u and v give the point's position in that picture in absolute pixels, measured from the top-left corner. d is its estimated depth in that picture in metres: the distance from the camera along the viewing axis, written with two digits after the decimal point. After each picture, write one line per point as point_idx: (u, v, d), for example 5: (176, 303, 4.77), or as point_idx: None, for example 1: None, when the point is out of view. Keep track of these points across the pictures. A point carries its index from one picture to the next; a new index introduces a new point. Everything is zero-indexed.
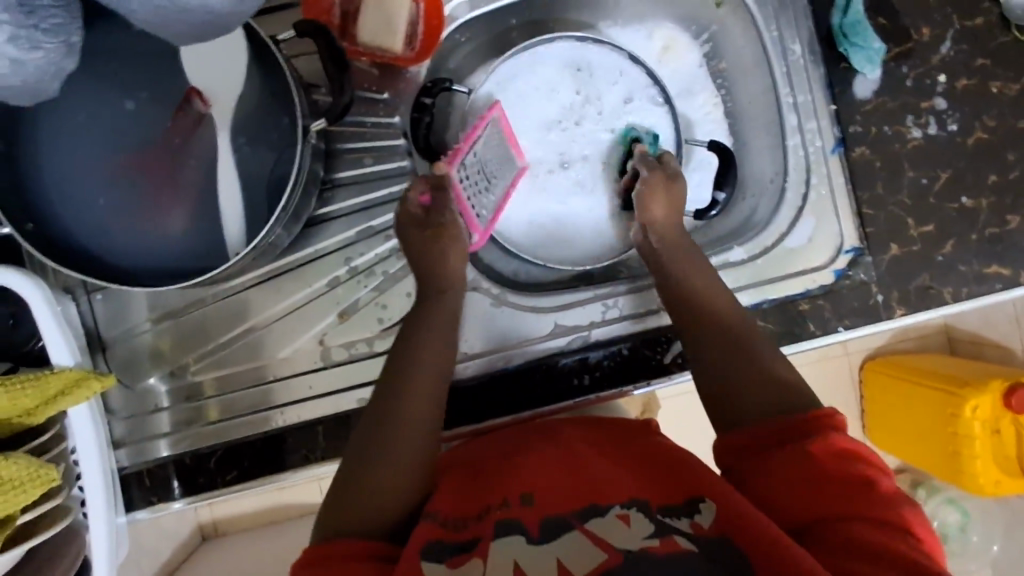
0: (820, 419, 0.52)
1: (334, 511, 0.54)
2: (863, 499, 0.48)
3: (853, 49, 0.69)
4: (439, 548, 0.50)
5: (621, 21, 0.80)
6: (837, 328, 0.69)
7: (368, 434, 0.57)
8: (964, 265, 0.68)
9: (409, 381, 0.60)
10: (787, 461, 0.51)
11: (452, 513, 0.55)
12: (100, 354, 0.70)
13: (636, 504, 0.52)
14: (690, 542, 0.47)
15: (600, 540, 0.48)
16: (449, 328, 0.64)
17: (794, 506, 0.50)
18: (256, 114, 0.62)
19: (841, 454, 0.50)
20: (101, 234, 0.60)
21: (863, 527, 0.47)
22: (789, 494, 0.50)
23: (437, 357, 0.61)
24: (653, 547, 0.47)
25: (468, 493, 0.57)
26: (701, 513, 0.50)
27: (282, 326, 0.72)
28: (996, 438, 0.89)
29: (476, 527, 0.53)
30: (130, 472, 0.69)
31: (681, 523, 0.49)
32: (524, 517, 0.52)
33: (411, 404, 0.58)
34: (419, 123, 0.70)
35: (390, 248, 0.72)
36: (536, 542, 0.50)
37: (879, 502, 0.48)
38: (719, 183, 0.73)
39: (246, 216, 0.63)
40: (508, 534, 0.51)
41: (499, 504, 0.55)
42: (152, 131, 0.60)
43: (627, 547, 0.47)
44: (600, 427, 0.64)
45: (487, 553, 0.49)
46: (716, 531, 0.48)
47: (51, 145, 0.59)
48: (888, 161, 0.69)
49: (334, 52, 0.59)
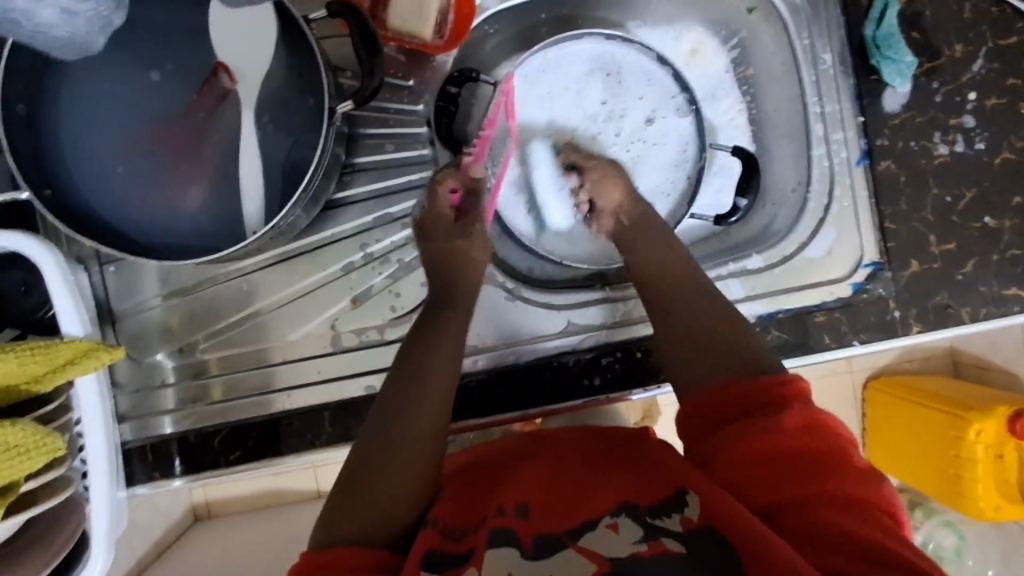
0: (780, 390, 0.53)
1: (337, 517, 0.53)
2: (830, 474, 0.47)
3: (886, 61, 0.68)
4: (435, 558, 0.49)
5: (649, 22, 0.79)
6: (852, 341, 0.68)
7: (371, 438, 0.57)
8: (985, 285, 0.68)
9: (400, 380, 0.60)
10: (756, 438, 0.51)
11: (452, 521, 0.54)
12: (110, 326, 0.70)
13: (624, 509, 0.51)
14: (678, 543, 0.46)
15: (589, 551, 0.48)
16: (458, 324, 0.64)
17: (771, 490, 0.48)
18: (281, 92, 0.61)
19: (801, 427, 0.50)
20: (120, 204, 0.60)
21: (831, 499, 0.46)
22: (762, 476, 0.49)
23: (441, 354, 0.61)
24: (642, 551, 0.46)
25: (467, 505, 0.57)
26: (689, 507, 0.49)
27: (292, 309, 0.71)
28: (999, 464, 0.87)
29: (472, 537, 0.51)
30: (132, 447, 0.68)
31: (669, 521, 0.48)
32: (517, 527, 0.51)
33: (415, 403, 0.58)
34: (444, 113, 0.69)
35: (406, 237, 0.72)
36: (530, 555, 0.48)
37: (846, 476, 0.47)
38: (742, 190, 0.73)
39: (264, 196, 0.62)
40: (500, 544, 0.49)
41: (496, 513, 0.53)
42: (178, 103, 0.60)
43: (617, 555, 0.47)
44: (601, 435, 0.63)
45: (482, 561, 0.48)
46: (703, 522, 0.47)
47: (77, 114, 0.59)
48: (914, 176, 0.69)
49: (366, 35, 0.58)
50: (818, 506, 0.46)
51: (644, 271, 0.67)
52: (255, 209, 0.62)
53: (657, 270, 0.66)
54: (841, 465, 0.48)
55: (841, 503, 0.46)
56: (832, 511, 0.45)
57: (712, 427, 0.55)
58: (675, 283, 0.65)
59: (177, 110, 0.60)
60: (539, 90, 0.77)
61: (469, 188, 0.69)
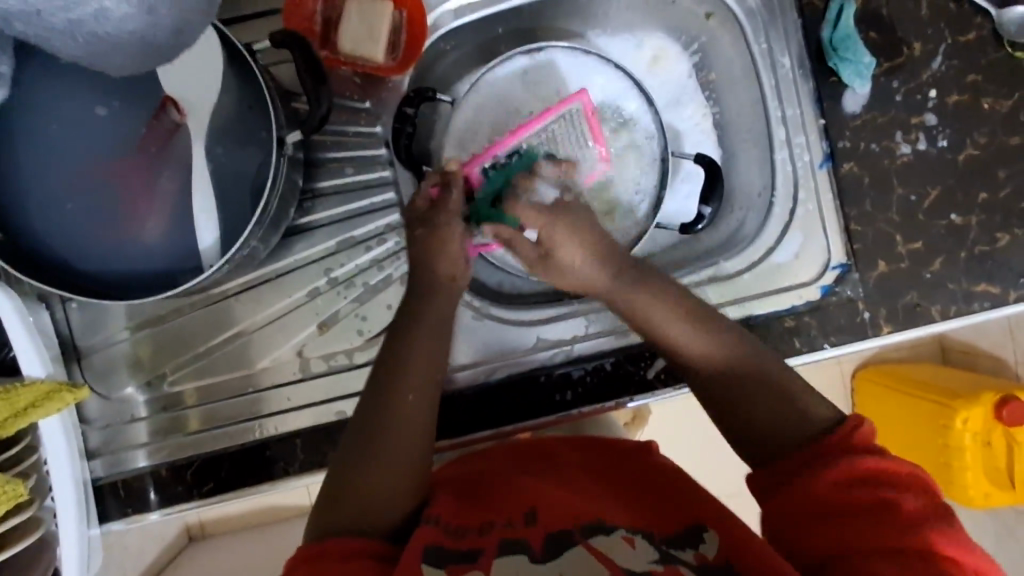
0: (850, 436, 0.52)
1: (331, 510, 0.54)
2: (887, 525, 0.47)
3: (842, 63, 0.68)
4: (438, 551, 0.50)
5: (609, 30, 0.79)
6: (824, 345, 0.68)
7: (363, 434, 0.57)
8: (953, 283, 0.67)
9: (409, 377, 0.59)
10: (808, 488, 0.50)
11: (453, 521, 0.55)
12: (76, 363, 0.69)
13: (641, 532, 0.52)
14: (693, 572, 0.47)
15: (602, 556, 0.48)
16: (429, 332, 0.61)
17: (817, 532, 0.49)
18: (234, 123, 0.61)
19: (866, 476, 0.49)
20: (73, 244, 0.59)
21: (878, 551, 0.46)
22: (815, 524, 0.49)
23: (429, 366, 0.60)
24: (655, 571, 0.47)
25: (472, 508, 0.57)
26: (706, 544, 0.50)
27: (263, 336, 0.71)
28: (987, 450, 0.90)
29: (477, 540, 0.52)
30: (104, 483, 0.68)
31: (685, 554, 0.49)
32: (529, 536, 0.51)
33: (399, 407, 0.57)
34: (401, 134, 0.69)
35: (371, 259, 0.71)
36: (540, 561, 0.49)
37: (905, 526, 0.47)
38: (705, 198, 0.73)
39: (219, 227, 0.61)
40: (511, 552, 0.50)
41: (503, 523, 0.54)
42: (126, 139, 0.59)
43: (633, 568, 0.47)
44: (608, 459, 0.64)
45: (489, 566, 0.49)
46: (720, 561, 0.48)
47: (21, 156, 0.58)
48: (877, 176, 0.68)
49: (311, 65, 0.58)
50: (869, 558, 0.46)
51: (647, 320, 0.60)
52: (211, 242, 0.61)
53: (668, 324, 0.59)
54: (902, 515, 0.47)
55: (890, 556, 0.46)
56: (881, 564, 0.45)
57: (770, 465, 0.54)
58: (704, 341, 0.59)
59: (126, 145, 0.59)
60: (485, 108, 0.76)
61: (445, 181, 0.64)
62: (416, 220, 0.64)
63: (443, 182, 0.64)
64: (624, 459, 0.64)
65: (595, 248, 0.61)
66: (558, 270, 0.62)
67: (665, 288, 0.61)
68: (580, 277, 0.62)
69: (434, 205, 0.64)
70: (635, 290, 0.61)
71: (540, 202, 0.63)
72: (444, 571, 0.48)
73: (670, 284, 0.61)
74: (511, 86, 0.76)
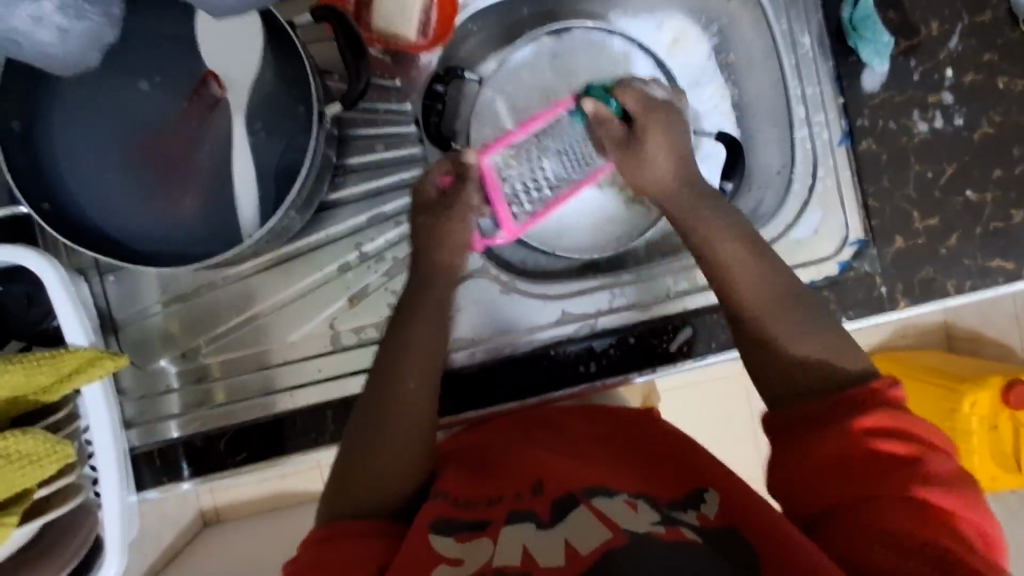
0: (863, 396, 0.52)
1: (343, 493, 0.56)
2: (898, 485, 0.47)
3: (862, 42, 0.69)
4: (448, 523, 0.52)
5: (631, 12, 0.81)
6: (842, 318, 0.70)
7: (368, 414, 0.59)
8: (968, 258, 0.69)
9: (409, 357, 0.61)
10: (820, 442, 0.51)
11: (462, 495, 0.56)
12: (112, 335, 0.71)
13: (645, 496, 0.53)
14: (696, 533, 0.47)
15: (608, 520, 0.48)
16: (431, 314, 0.64)
17: (826, 488, 0.50)
18: (271, 96, 0.62)
19: (869, 434, 0.50)
20: (115, 215, 0.61)
21: (893, 508, 0.46)
22: (826, 480, 0.50)
23: (432, 345, 0.62)
24: (659, 532, 0.47)
25: (480, 481, 0.59)
26: (705, 504, 0.52)
27: (293, 310, 0.72)
28: (994, 434, 0.92)
29: (487, 510, 0.54)
30: (140, 452, 0.70)
31: (688, 515, 0.50)
32: (534, 506, 0.53)
33: (400, 389, 0.60)
34: (431, 110, 0.73)
35: (400, 235, 0.73)
36: (546, 526, 0.50)
37: (913, 483, 0.47)
38: (727, 173, 0.76)
39: (257, 199, 0.63)
40: (518, 522, 0.51)
41: (512, 495, 0.56)
42: (168, 112, 0.61)
43: (636, 529, 0.47)
44: (612, 430, 0.65)
45: (497, 534, 0.50)
46: (721, 521, 0.50)
47: (67, 129, 0.60)
48: (895, 154, 0.70)
49: (351, 36, 0.59)
50: (886, 509, 0.46)
51: (721, 258, 0.61)
52: (250, 214, 0.63)
53: (745, 268, 0.60)
54: (909, 472, 0.48)
55: (906, 506, 0.46)
56: (893, 515, 0.46)
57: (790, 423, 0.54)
58: (753, 278, 0.60)
59: (167, 118, 0.61)
60: (512, 86, 0.78)
61: (458, 172, 0.68)
62: (423, 208, 0.67)
63: (455, 172, 0.68)
64: (626, 429, 0.65)
65: (675, 157, 0.66)
66: (637, 163, 0.66)
67: (728, 212, 0.64)
68: (658, 181, 0.65)
69: (444, 193, 0.67)
70: (701, 212, 0.64)
71: (648, 93, 0.68)
72: (455, 538, 0.51)
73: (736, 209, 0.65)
74: (533, 69, 0.78)
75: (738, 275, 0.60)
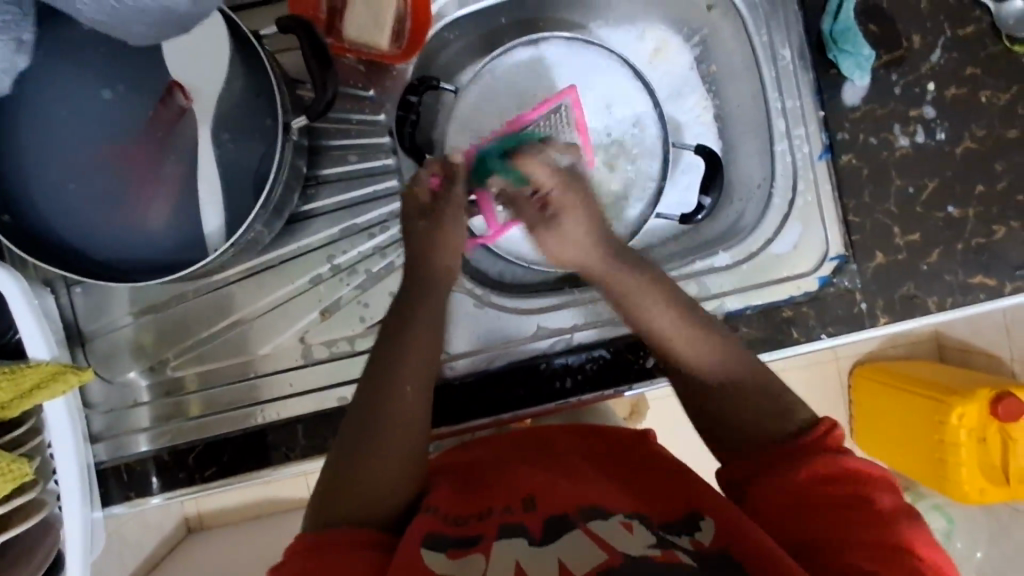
0: (821, 437, 0.53)
1: (327, 505, 0.53)
2: (864, 524, 0.47)
3: (843, 55, 0.68)
4: (438, 540, 0.50)
5: (611, 21, 0.80)
6: (821, 335, 0.68)
7: (364, 423, 0.57)
8: (950, 274, 0.68)
9: (405, 365, 0.59)
10: (783, 482, 0.51)
11: (451, 512, 0.54)
12: (80, 348, 0.69)
13: (638, 515, 0.51)
14: (690, 556, 0.45)
15: (604, 543, 0.46)
16: (428, 329, 0.62)
17: (795, 528, 0.49)
18: (238, 107, 0.61)
19: (829, 475, 0.50)
20: (76, 227, 0.59)
21: (861, 546, 0.46)
22: (786, 518, 0.50)
23: (426, 356, 0.61)
24: (653, 555, 0.44)
25: (469, 496, 0.57)
26: (701, 531, 0.49)
27: (266, 323, 0.71)
28: (982, 446, 0.90)
29: (477, 526, 0.52)
30: (107, 466, 0.68)
31: (681, 540, 0.48)
32: (525, 521, 0.51)
33: (399, 395, 0.58)
34: (404, 122, 0.71)
35: (374, 247, 0.72)
36: (537, 543, 0.48)
37: (880, 522, 0.47)
38: (705, 188, 0.76)
39: (224, 211, 0.61)
40: (509, 536, 0.49)
41: (502, 509, 0.54)
42: (131, 124, 0.60)
43: (629, 551, 0.45)
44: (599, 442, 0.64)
45: (489, 550, 0.48)
46: (716, 547, 0.47)
47: (28, 142, 0.59)
48: (875, 169, 0.69)
49: (317, 49, 0.58)
50: (848, 545, 0.46)
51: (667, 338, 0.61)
52: (215, 227, 0.61)
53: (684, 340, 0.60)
54: (875, 511, 0.48)
55: (874, 544, 0.46)
56: (859, 554, 0.45)
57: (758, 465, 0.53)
58: (700, 350, 0.60)
59: (130, 129, 0.59)
60: (486, 95, 0.78)
61: (448, 173, 0.66)
62: (417, 212, 0.65)
63: (444, 174, 0.66)
64: (614, 446, 0.63)
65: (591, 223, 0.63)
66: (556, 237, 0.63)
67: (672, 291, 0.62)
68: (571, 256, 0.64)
69: (435, 197, 0.65)
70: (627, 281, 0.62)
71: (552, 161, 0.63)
72: (445, 556, 0.48)
73: (671, 281, 0.62)
74: (497, 97, 0.78)
75: (679, 349, 0.60)
